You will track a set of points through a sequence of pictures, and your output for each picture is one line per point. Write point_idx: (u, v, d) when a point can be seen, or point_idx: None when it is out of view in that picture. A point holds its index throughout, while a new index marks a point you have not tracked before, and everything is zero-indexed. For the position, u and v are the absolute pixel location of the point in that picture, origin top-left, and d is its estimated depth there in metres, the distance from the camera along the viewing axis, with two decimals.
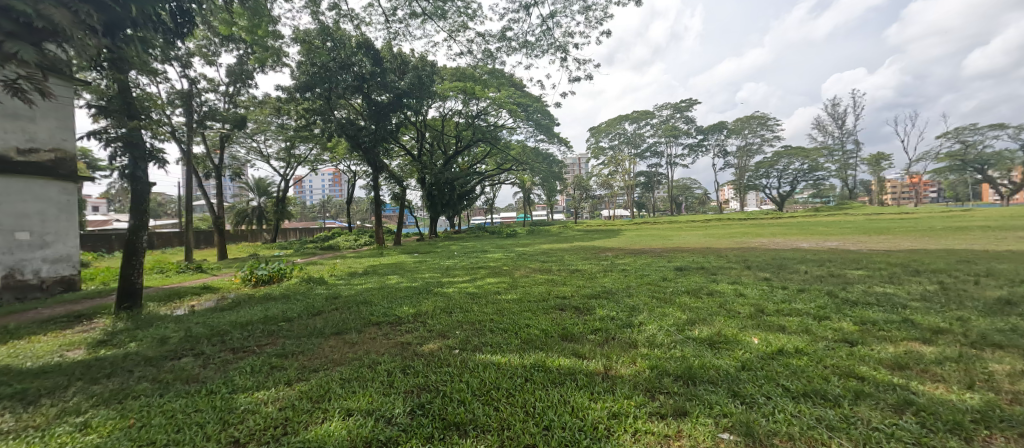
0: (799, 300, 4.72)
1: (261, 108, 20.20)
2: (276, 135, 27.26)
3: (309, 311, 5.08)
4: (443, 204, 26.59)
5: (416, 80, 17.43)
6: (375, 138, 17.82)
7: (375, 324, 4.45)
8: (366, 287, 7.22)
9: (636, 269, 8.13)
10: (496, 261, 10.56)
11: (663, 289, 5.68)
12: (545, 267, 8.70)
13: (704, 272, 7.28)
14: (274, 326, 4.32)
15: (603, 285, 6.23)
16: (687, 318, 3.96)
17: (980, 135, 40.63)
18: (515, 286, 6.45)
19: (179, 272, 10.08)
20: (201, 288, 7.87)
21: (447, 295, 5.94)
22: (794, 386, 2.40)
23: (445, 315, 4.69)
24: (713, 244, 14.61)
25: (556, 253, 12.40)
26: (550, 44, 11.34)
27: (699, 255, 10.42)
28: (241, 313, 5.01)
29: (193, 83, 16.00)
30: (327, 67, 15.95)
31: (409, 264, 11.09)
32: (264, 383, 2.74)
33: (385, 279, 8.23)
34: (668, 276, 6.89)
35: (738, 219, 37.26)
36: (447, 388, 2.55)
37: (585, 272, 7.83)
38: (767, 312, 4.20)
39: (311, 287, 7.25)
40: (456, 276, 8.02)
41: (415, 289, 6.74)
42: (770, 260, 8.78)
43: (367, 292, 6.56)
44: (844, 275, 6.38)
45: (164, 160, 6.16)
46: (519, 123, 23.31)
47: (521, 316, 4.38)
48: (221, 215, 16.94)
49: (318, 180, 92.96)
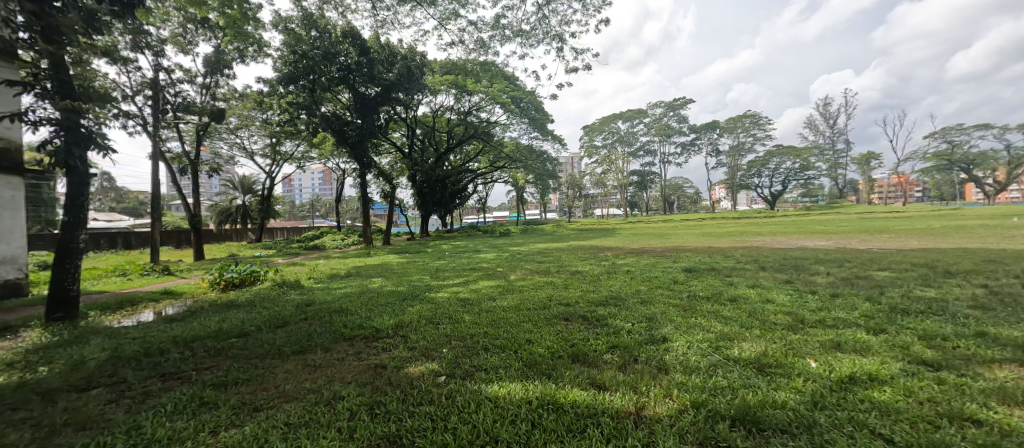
0: (840, 308, 4.10)
1: (241, 101, 19.30)
2: (260, 130, 26.27)
3: (273, 322, 4.37)
4: (435, 202, 25.82)
5: (404, 71, 16.63)
6: (362, 133, 17.03)
7: (346, 339, 3.75)
8: (345, 292, 6.49)
9: (642, 270, 7.49)
10: (488, 262, 9.85)
11: (678, 294, 5.08)
12: (543, 269, 8.02)
13: (718, 274, 6.65)
14: (223, 343, 3.62)
15: (611, 290, 5.59)
16: (719, 332, 3.33)
17: (967, 135, 41.08)
18: (511, 291, 5.76)
19: (142, 275, 9.23)
20: (161, 294, 7.06)
21: (435, 302, 5.24)
22: (898, 437, 1.81)
23: (432, 327, 3.99)
24: (714, 243, 14.02)
25: (552, 253, 11.73)
26: (546, 34, 10.74)
27: (705, 255, 9.82)
28: (191, 326, 4.29)
29: (167, 73, 15.07)
30: (309, 56, 15.03)
31: (396, 265, 10.32)
32: (183, 435, 2.07)
33: (368, 283, 7.48)
34: (679, 279, 6.29)
35: (732, 218, 37.02)
36: (428, 443, 1.90)
37: (586, 274, 7.17)
38: (811, 324, 3.57)
39: (283, 292, 6.50)
40: (446, 279, 7.30)
41: (400, 294, 6.04)
42: (784, 260, 8.18)
43: (346, 298, 5.85)
44: (872, 277, 5.77)
45: (108, 148, 5.35)
46: (513, 119, 22.64)
47: (521, 329, 3.71)
48: (199, 213, 15.98)
49: (308, 179, 91.62)
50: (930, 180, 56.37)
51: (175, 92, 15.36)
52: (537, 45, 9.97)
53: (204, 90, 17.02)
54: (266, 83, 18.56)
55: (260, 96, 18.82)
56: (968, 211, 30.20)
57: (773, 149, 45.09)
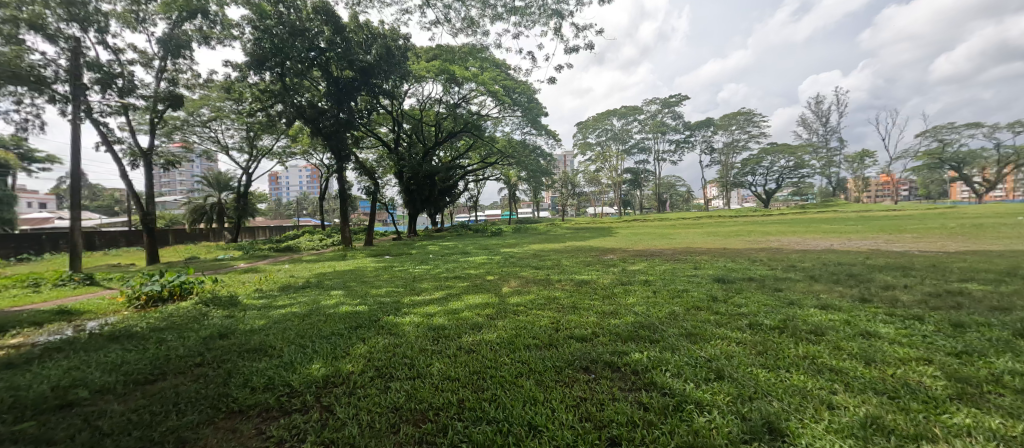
0: (1001, 352, 2.72)
1: (207, 89, 17.57)
2: (234, 122, 24.62)
3: (140, 375, 2.90)
4: (423, 200, 24.39)
5: (383, 51, 14.85)
6: (339, 124, 15.48)
7: (233, 413, 2.34)
8: (285, 313, 4.95)
9: (663, 282, 6.09)
10: (476, 268, 8.41)
11: (737, 321, 3.68)
12: (543, 279, 6.57)
13: (761, 286, 5.30)
14: (11, 429, 2.17)
15: (638, 312, 4.21)
16: (861, 409, 1.99)
17: (960, 133, 40.57)
18: (501, 313, 4.33)
19: (55, 286, 7.62)
20: (53, 315, 5.50)
21: (399, 333, 3.76)
22: None
23: (380, 387, 2.53)
24: (724, 245, 12.63)
25: (550, 256, 10.39)
26: (544, 10, 9.27)
27: (727, 259, 8.47)
28: (5, 383, 2.81)
29: (114, 53, 13.36)
30: (276, 34, 13.25)
31: (367, 272, 8.82)
32: None
33: (323, 298, 5.96)
34: (717, 294, 4.91)
35: (729, 216, 35.94)
36: None
37: (595, 286, 5.78)
38: (987, 388, 2.23)
39: (203, 314, 4.98)
40: (422, 294, 5.79)
41: (355, 317, 4.56)
42: (828, 266, 6.85)
43: (282, 324, 4.33)
44: (971, 293, 4.43)
45: None
46: (506, 110, 21.18)
47: (520, 397, 2.30)
48: (152, 212, 14.23)
49: (297, 177, 89.65)
50: (918, 179, 56.13)
51: (123, 74, 13.56)
52: (534, 25, 8.61)
53: (162, 74, 15.27)
54: (234, 67, 16.88)
55: (228, 83, 17.15)
56: (969, 209, 29.44)
57: (768, 147, 44.24)
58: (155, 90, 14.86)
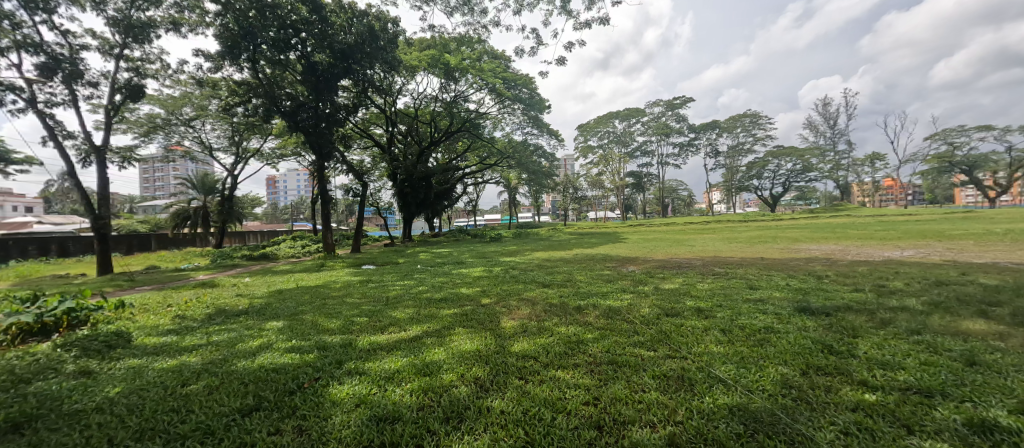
0: None
1: (178, 81, 15.96)
2: (217, 120, 23.02)
3: None
4: (418, 203, 22.82)
5: (366, 31, 13.10)
6: (320, 119, 13.89)
7: None
8: (167, 367, 3.21)
9: (724, 310, 4.39)
10: (468, 285, 6.74)
11: (931, 411, 2.03)
12: (558, 305, 4.87)
13: (882, 323, 3.63)
14: None
15: (729, 380, 2.51)
16: None
17: (970, 136, 39.02)
18: (495, 380, 2.63)
19: None
20: None
21: (318, 431, 2.10)
22: None
23: None
24: (760, 254, 10.81)
25: (558, 268, 8.71)
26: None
27: (783, 274, 6.75)
28: None
29: (64, 36, 11.84)
30: (245, 12, 11.70)
31: (334, 290, 7.12)
32: None
33: (251, 333, 4.22)
34: (830, 340, 3.20)
35: (740, 221, 34.23)
36: None
37: (632, 321, 4.05)
38: None
39: (47, 368, 3.25)
40: (389, 329, 4.13)
41: (264, 377, 2.85)
42: (937, 289, 5.09)
43: (138, 395, 2.63)
44: None
45: None
46: (505, 104, 19.59)
47: None
48: (106, 216, 12.53)
49: (294, 181, 88.36)
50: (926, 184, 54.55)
51: (77, 61, 12.04)
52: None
53: (125, 62, 13.77)
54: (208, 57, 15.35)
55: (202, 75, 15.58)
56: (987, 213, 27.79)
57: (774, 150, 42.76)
58: (114, 80, 13.30)
